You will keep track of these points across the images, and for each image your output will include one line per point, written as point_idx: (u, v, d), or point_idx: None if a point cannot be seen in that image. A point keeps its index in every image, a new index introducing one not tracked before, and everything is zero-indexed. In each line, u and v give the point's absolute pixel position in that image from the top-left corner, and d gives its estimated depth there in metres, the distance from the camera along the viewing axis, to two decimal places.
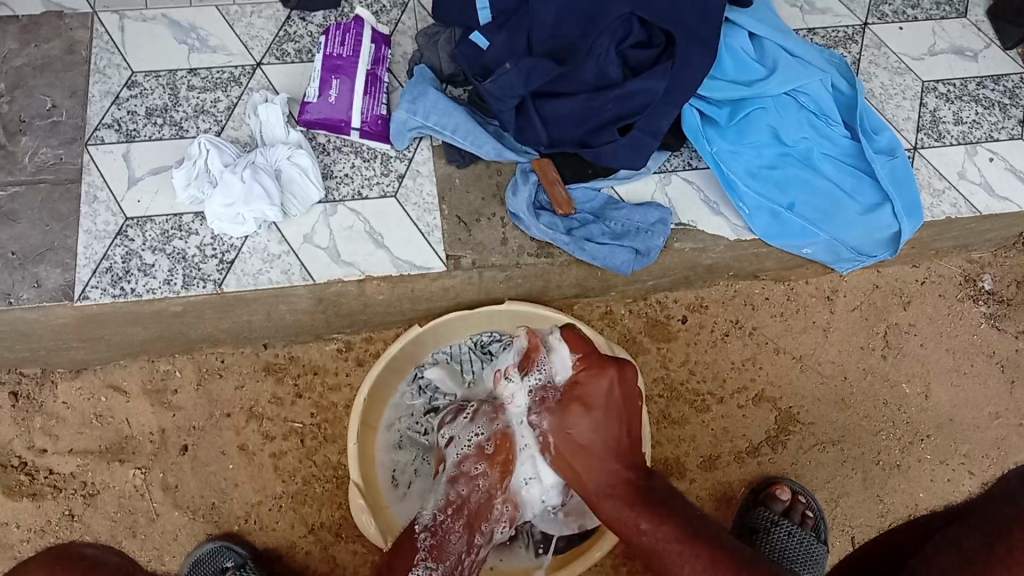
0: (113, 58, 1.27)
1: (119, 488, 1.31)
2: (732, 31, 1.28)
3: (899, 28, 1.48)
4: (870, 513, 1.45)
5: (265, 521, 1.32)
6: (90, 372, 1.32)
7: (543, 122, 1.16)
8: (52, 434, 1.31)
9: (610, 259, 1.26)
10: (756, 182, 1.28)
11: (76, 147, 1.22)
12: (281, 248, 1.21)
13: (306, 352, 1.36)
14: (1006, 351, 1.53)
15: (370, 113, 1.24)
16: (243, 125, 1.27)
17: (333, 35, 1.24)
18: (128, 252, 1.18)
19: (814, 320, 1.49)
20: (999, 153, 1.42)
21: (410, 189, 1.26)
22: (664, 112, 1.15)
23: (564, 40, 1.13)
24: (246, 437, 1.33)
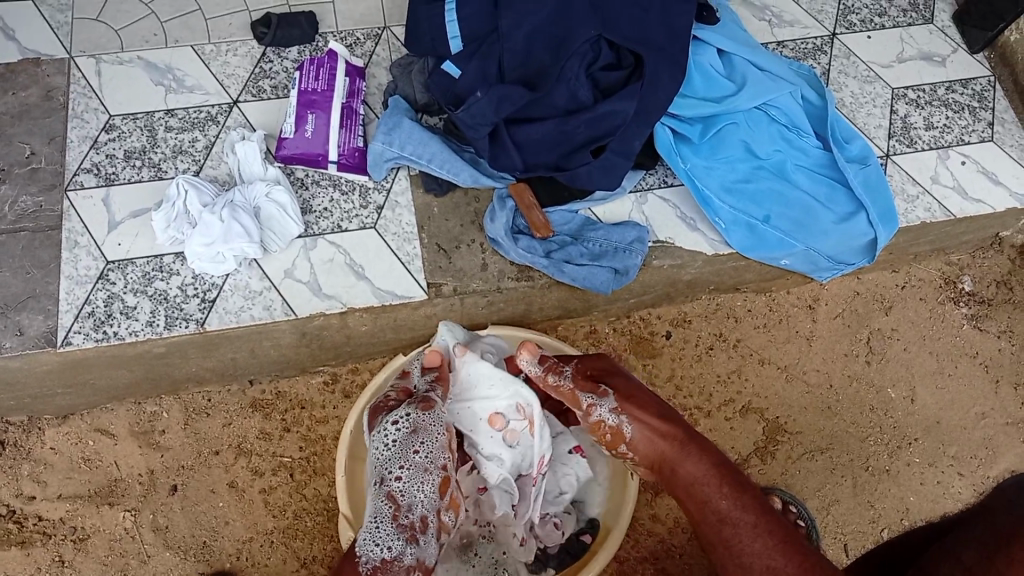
0: (90, 103, 1.28)
1: (110, 531, 1.29)
2: (701, 48, 1.30)
3: (868, 36, 1.51)
4: (862, 520, 1.44)
5: (257, 556, 1.31)
6: (77, 417, 1.32)
7: (516, 147, 1.18)
8: (40, 481, 1.30)
9: (590, 279, 1.26)
10: (730, 196, 1.30)
11: (55, 193, 1.23)
12: (262, 284, 1.21)
13: (293, 387, 1.37)
14: (988, 351, 1.54)
15: (347, 146, 1.26)
16: (222, 164, 1.27)
17: (308, 70, 1.25)
18: (110, 296, 1.18)
19: (798, 329, 1.51)
20: (971, 156, 1.45)
21: (389, 219, 1.27)
22: (636, 132, 1.17)
23: (534, 66, 1.14)
24: (235, 473, 1.33)
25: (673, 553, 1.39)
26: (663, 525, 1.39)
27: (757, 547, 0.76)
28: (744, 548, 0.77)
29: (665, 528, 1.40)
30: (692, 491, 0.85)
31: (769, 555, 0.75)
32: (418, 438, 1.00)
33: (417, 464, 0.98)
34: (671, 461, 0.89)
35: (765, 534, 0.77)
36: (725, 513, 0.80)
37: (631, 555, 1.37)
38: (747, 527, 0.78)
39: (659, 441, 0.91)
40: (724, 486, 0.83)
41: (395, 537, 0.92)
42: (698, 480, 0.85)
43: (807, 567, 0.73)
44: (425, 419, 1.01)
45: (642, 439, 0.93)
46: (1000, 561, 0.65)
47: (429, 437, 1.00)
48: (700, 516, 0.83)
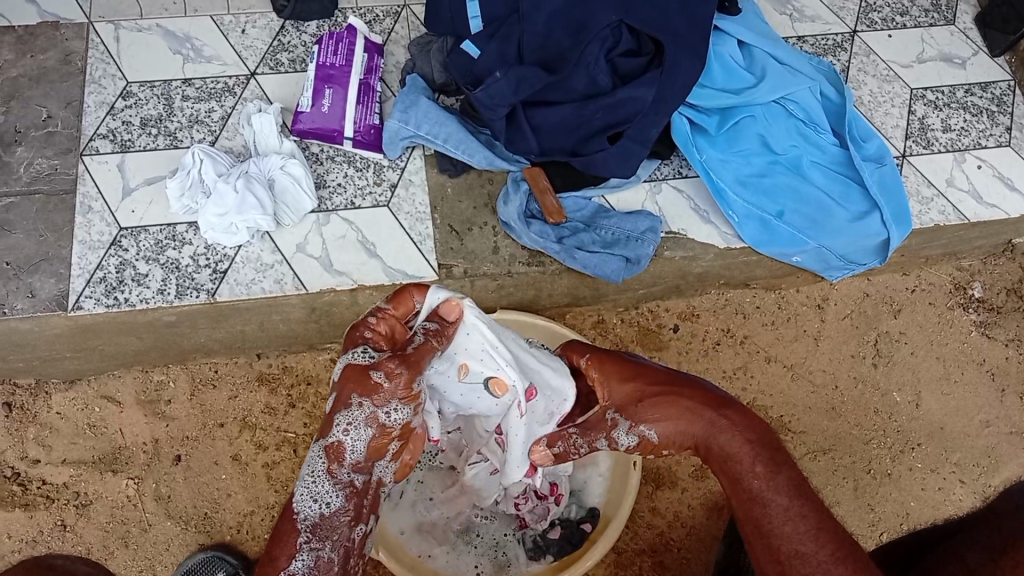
0: (108, 68, 1.28)
1: (112, 498, 1.30)
2: (721, 39, 1.30)
3: (888, 35, 1.50)
4: (862, 522, 1.44)
5: (258, 531, 1.32)
6: (84, 382, 1.32)
7: (533, 129, 1.18)
8: (45, 444, 1.30)
9: (601, 267, 1.26)
10: (744, 189, 1.30)
11: (71, 158, 1.23)
12: (274, 257, 1.21)
13: (299, 363, 1.37)
14: (996, 359, 1.54)
15: (364, 122, 1.26)
16: (237, 135, 1.28)
17: (327, 44, 1.26)
18: (122, 262, 1.19)
19: (805, 328, 1.50)
20: (987, 160, 1.44)
21: (403, 198, 1.27)
22: (652, 121, 1.16)
23: (553, 48, 1.14)
24: (238, 447, 1.34)
25: (671, 547, 1.39)
26: (662, 519, 1.39)
27: (790, 531, 0.69)
28: (779, 536, 0.69)
29: (665, 521, 1.40)
30: (723, 479, 0.76)
31: (801, 539, 0.68)
32: (362, 406, 0.74)
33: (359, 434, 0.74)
34: (702, 443, 0.80)
35: (797, 519, 0.69)
36: (755, 494, 0.72)
37: (629, 546, 1.38)
38: (778, 512, 0.70)
39: (688, 430, 0.80)
40: (756, 467, 0.74)
41: (332, 494, 0.76)
42: (727, 464, 0.76)
43: (839, 559, 0.66)
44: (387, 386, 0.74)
45: (664, 426, 0.81)
46: (1005, 565, 0.63)
47: (382, 409, 0.74)
48: (734, 499, 0.74)
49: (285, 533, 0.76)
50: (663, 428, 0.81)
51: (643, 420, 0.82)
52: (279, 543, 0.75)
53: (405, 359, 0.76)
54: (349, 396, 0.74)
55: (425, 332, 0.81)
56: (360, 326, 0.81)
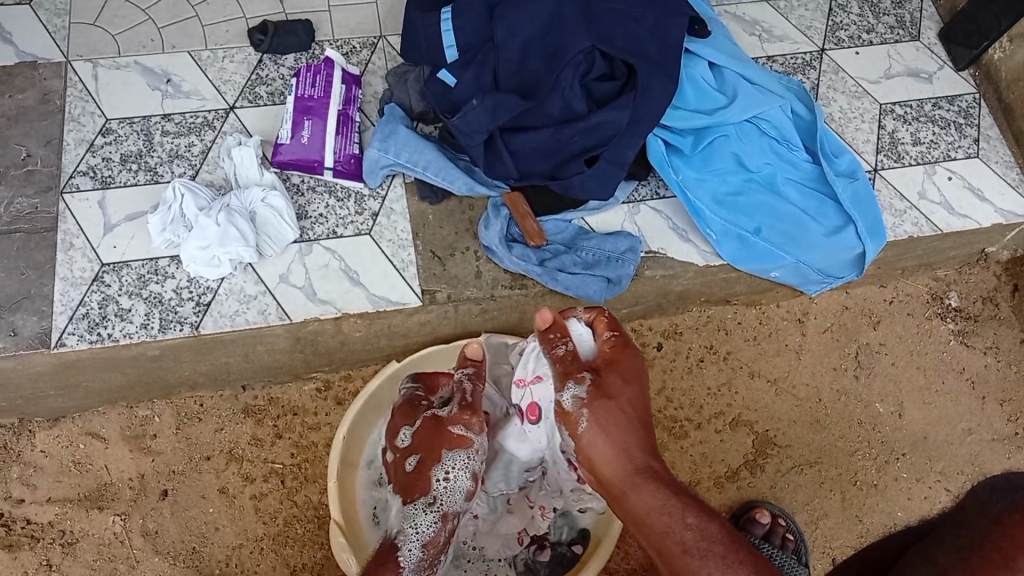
0: (87, 106, 1.29)
1: (99, 536, 1.29)
2: (692, 61, 1.32)
3: (856, 52, 1.53)
4: (850, 534, 1.45)
5: (247, 563, 1.30)
6: (68, 420, 1.32)
7: (510, 155, 1.20)
8: (30, 484, 1.29)
9: (583, 288, 1.28)
10: (721, 208, 1.31)
11: (52, 195, 1.23)
12: (257, 288, 1.22)
13: (285, 393, 1.37)
14: (975, 367, 1.56)
15: (343, 152, 1.27)
16: (217, 168, 1.28)
17: (304, 77, 1.27)
18: (104, 298, 1.19)
19: (786, 342, 1.52)
20: (957, 172, 1.47)
21: (384, 226, 1.28)
22: (627, 143, 1.18)
23: (528, 75, 1.16)
24: (226, 480, 1.33)
25: None
26: None
27: None
28: None
29: None
30: (648, 519, 0.77)
31: None
32: (468, 457, 1.05)
33: (457, 484, 1.05)
34: (623, 482, 0.82)
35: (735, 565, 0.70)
36: (688, 543, 0.73)
37: (621, 566, 1.38)
38: (714, 557, 0.70)
39: (620, 456, 0.85)
40: (688, 515, 0.75)
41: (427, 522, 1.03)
42: (652, 508, 0.77)
43: None
44: (470, 434, 1.05)
45: (601, 432, 0.87)
46: (973, 562, 0.59)
47: (468, 458, 1.05)
48: (661, 550, 0.75)
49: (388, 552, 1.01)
50: (608, 425, 0.87)
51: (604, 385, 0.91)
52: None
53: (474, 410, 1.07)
54: (444, 455, 1.04)
55: (468, 377, 1.10)
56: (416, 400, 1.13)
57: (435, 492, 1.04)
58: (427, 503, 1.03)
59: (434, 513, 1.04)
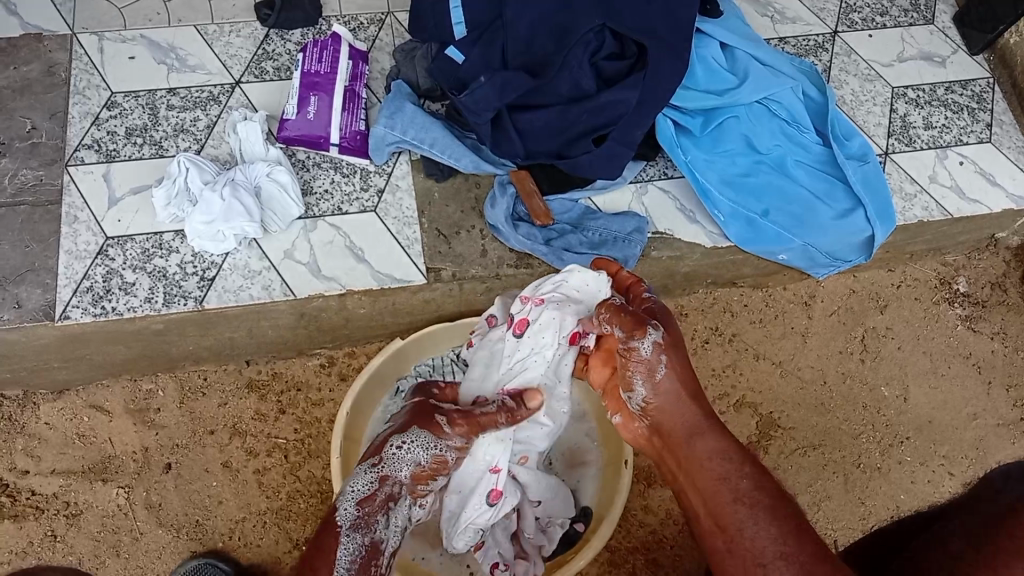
0: (92, 79, 1.28)
1: (102, 508, 1.29)
2: (703, 41, 1.30)
3: (870, 35, 1.51)
4: (853, 516, 1.44)
5: (249, 537, 1.31)
6: (72, 393, 1.33)
7: (518, 134, 1.18)
8: (34, 456, 1.30)
9: (589, 268, 1.27)
10: (729, 189, 1.30)
11: (57, 168, 1.23)
12: (261, 264, 1.21)
13: (288, 369, 1.38)
14: (982, 352, 1.55)
15: (349, 129, 1.26)
16: (223, 143, 1.27)
17: (312, 52, 1.26)
18: (108, 271, 1.19)
19: (792, 325, 1.51)
20: (969, 156, 1.45)
21: (390, 203, 1.27)
22: (637, 123, 1.17)
23: (536, 53, 1.15)
24: (229, 454, 1.33)
25: (664, 544, 1.39)
26: (654, 517, 1.40)
27: (772, 531, 0.71)
28: (757, 530, 0.71)
29: (657, 519, 1.40)
30: (704, 462, 0.81)
31: (782, 541, 0.70)
32: (436, 439, 0.96)
33: (412, 458, 0.95)
34: (686, 431, 0.85)
35: (779, 521, 0.72)
36: (741, 491, 0.76)
37: (622, 545, 1.38)
38: (762, 509, 0.73)
39: (680, 404, 0.87)
40: (744, 466, 0.78)
41: (365, 484, 0.92)
42: (712, 452, 0.81)
43: (821, 560, 0.67)
44: (446, 427, 0.97)
45: (671, 388, 0.88)
46: (986, 549, 0.60)
47: (437, 442, 0.96)
48: (708, 499, 0.78)
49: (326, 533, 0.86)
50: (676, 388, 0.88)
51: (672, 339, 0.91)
52: (320, 550, 0.84)
53: (466, 415, 0.99)
54: (409, 427, 0.96)
55: (503, 405, 1.01)
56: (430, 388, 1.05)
57: (387, 456, 0.94)
58: (372, 464, 0.93)
59: (373, 479, 0.93)
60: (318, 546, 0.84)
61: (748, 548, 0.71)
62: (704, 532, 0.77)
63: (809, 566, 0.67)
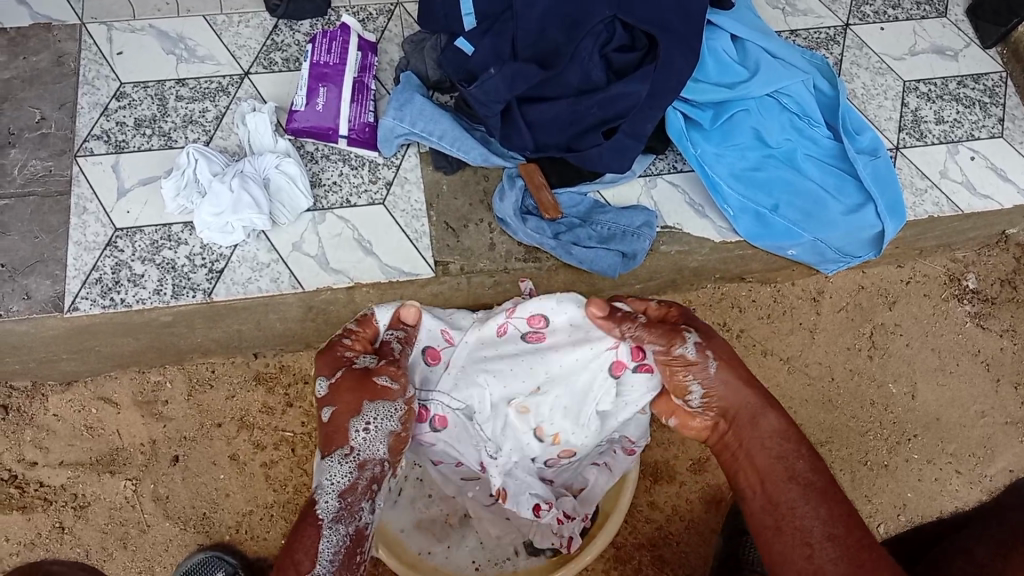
0: (101, 69, 1.28)
1: (110, 499, 1.29)
2: (715, 33, 1.29)
3: (881, 28, 1.50)
4: (860, 513, 1.44)
5: (256, 530, 1.31)
6: (81, 385, 1.32)
7: (528, 126, 1.18)
8: (42, 447, 1.30)
9: (597, 262, 1.26)
10: (739, 183, 1.30)
11: (66, 159, 1.23)
12: (270, 256, 1.21)
13: (297, 362, 1.37)
14: (991, 349, 1.54)
15: (358, 121, 1.26)
16: (232, 134, 1.27)
17: (321, 43, 1.25)
18: (117, 263, 1.19)
19: (801, 321, 1.51)
20: (980, 152, 1.45)
21: (398, 196, 1.27)
22: (646, 115, 1.17)
23: (548, 45, 1.14)
24: (236, 447, 1.33)
25: (670, 540, 1.39)
26: (661, 512, 1.39)
27: (822, 513, 0.77)
28: (808, 511, 0.78)
29: (664, 515, 1.40)
30: (761, 440, 0.86)
31: (832, 525, 0.76)
32: (388, 406, 0.92)
33: (375, 435, 0.91)
34: (750, 412, 0.89)
35: (834, 504, 0.78)
36: (796, 471, 0.82)
37: (628, 540, 1.38)
38: (814, 492, 0.80)
39: (744, 387, 0.90)
40: (800, 447, 0.85)
41: (343, 474, 0.90)
42: (773, 429, 0.87)
43: (864, 546, 0.75)
44: (392, 387, 0.93)
45: (729, 377, 0.90)
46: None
47: (390, 408, 0.92)
48: (765, 474, 0.84)
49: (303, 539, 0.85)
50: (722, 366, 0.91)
51: (719, 355, 0.92)
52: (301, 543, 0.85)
53: (393, 365, 0.96)
54: (364, 405, 0.91)
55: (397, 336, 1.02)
56: (339, 347, 0.99)
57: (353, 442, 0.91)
58: (344, 453, 0.91)
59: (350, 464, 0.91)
60: (303, 542, 0.85)
61: (798, 528, 0.78)
62: (754, 508, 0.83)
63: (855, 556, 0.74)
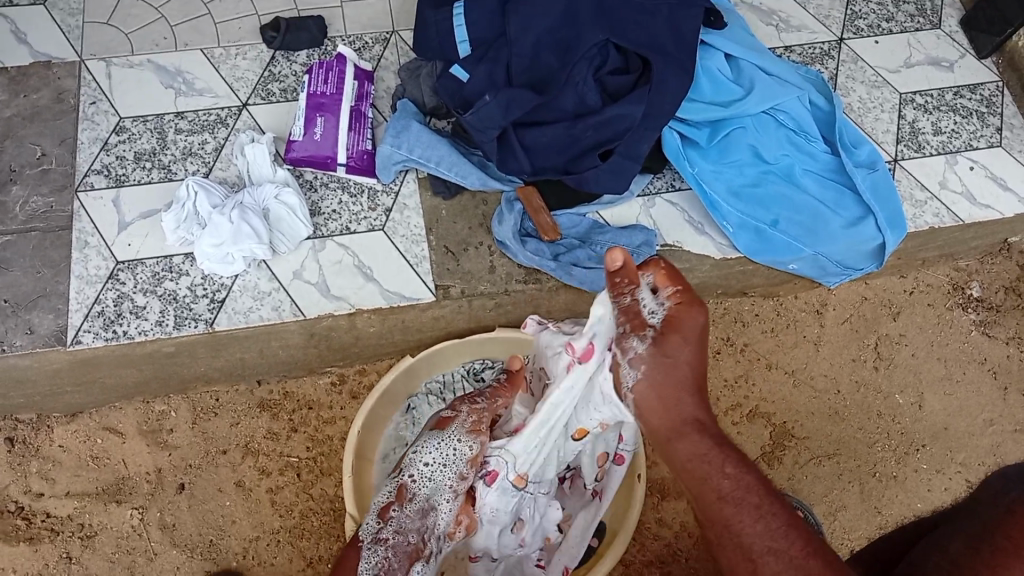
0: (101, 106, 1.29)
1: (117, 529, 1.30)
2: (709, 52, 1.30)
3: (876, 41, 1.50)
4: (870, 525, 1.44)
5: (264, 556, 1.31)
6: (86, 415, 1.33)
7: (524, 151, 1.18)
8: (49, 478, 1.30)
9: (597, 282, 1.26)
10: (739, 200, 1.30)
11: (66, 194, 1.23)
12: (271, 285, 1.22)
13: (300, 388, 1.37)
14: (997, 358, 1.54)
15: (357, 148, 1.26)
16: (231, 166, 1.28)
17: (316, 73, 1.25)
18: (119, 295, 1.19)
19: (804, 334, 1.50)
20: (980, 161, 1.45)
21: (398, 221, 1.27)
22: (643, 136, 1.17)
23: (541, 70, 1.15)
24: (243, 473, 1.33)
25: (679, 557, 1.38)
26: (669, 529, 1.39)
27: (760, 528, 0.66)
28: (743, 528, 0.67)
29: (671, 532, 1.39)
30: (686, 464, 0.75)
31: (771, 537, 0.65)
32: (452, 432, 1.09)
33: (436, 475, 1.06)
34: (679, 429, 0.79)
35: (768, 515, 0.67)
36: (722, 488, 0.70)
37: (637, 558, 1.37)
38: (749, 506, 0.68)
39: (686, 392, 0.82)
40: (727, 464, 0.72)
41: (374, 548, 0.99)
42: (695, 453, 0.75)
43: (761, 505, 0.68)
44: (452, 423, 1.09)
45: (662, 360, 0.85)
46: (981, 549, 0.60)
47: (450, 435, 1.08)
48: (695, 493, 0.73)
49: (348, 551, 0.99)
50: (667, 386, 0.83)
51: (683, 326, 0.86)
52: (346, 563, 0.98)
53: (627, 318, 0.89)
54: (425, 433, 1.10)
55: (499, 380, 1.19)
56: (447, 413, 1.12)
57: (407, 460, 1.08)
58: (396, 473, 1.08)
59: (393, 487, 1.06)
60: (345, 556, 0.99)
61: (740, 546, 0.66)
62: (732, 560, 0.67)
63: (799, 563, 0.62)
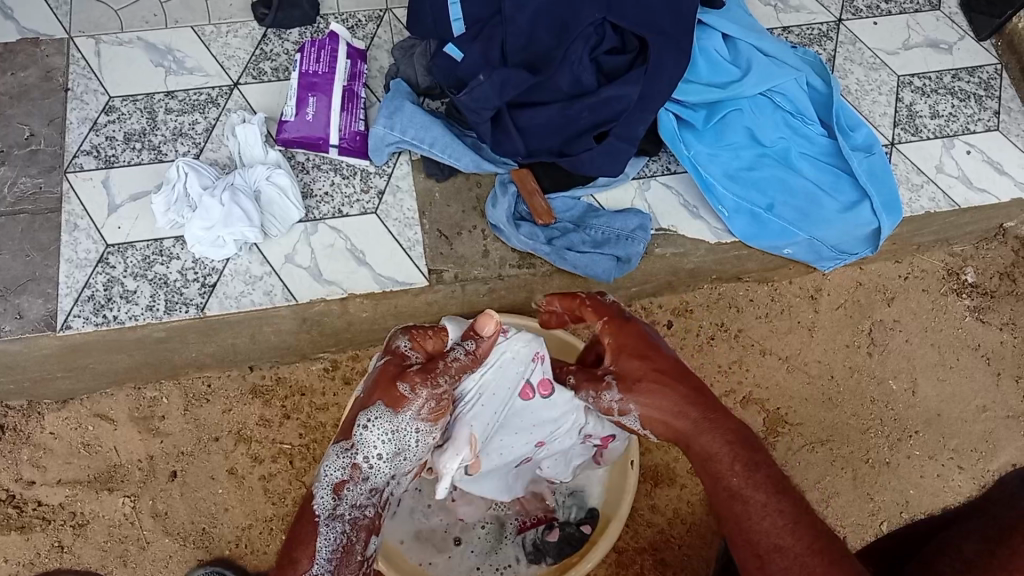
0: (90, 84, 1.27)
1: (109, 517, 1.29)
2: (706, 33, 1.29)
3: (874, 23, 1.49)
4: (862, 512, 1.44)
5: (257, 544, 1.31)
6: (77, 403, 1.30)
7: (519, 131, 1.18)
8: (40, 466, 1.29)
9: (591, 267, 1.26)
10: (734, 183, 1.29)
11: (55, 175, 1.22)
12: (262, 269, 1.21)
13: (293, 373, 1.35)
14: (991, 343, 1.53)
15: (349, 129, 1.25)
16: (222, 147, 1.27)
17: (309, 53, 1.24)
18: (110, 279, 1.18)
19: (799, 319, 1.49)
20: (976, 145, 1.44)
21: (391, 204, 1.26)
22: (639, 118, 1.16)
23: (538, 49, 1.14)
24: (234, 460, 1.32)
25: (672, 544, 1.38)
26: (663, 516, 1.38)
27: (767, 524, 0.69)
28: (754, 525, 0.70)
29: (665, 518, 1.38)
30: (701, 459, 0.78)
31: (778, 534, 0.68)
32: (407, 417, 0.86)
33: (391, 458, 0.88)
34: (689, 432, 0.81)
35: (773, 513, 0.70)
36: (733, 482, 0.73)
37: (630, 545, 1.37)
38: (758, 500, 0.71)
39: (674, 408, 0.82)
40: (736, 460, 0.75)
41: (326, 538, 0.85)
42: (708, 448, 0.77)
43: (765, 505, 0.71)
44: (411, 394, 0.86)
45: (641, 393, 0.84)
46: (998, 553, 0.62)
47: (405, 421, 0.86)
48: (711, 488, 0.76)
49: (304, 537, 0.84)
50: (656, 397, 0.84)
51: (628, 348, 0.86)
52: (300, 545, 0.84)
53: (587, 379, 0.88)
54: (375, 400, 0.86)
55: (465, 352, 0.92)
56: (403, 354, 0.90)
57: (356, 440, 0.87)
58: (345, 447, 0.88)
59: (343, 459, 0.88)
60: (296, 538, 0.85)
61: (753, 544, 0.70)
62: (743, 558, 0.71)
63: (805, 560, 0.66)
